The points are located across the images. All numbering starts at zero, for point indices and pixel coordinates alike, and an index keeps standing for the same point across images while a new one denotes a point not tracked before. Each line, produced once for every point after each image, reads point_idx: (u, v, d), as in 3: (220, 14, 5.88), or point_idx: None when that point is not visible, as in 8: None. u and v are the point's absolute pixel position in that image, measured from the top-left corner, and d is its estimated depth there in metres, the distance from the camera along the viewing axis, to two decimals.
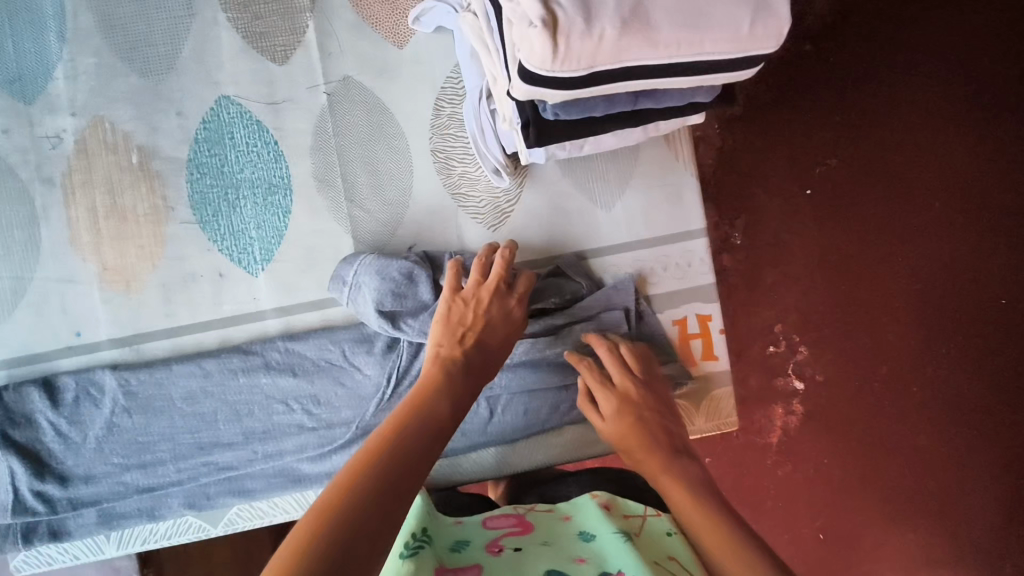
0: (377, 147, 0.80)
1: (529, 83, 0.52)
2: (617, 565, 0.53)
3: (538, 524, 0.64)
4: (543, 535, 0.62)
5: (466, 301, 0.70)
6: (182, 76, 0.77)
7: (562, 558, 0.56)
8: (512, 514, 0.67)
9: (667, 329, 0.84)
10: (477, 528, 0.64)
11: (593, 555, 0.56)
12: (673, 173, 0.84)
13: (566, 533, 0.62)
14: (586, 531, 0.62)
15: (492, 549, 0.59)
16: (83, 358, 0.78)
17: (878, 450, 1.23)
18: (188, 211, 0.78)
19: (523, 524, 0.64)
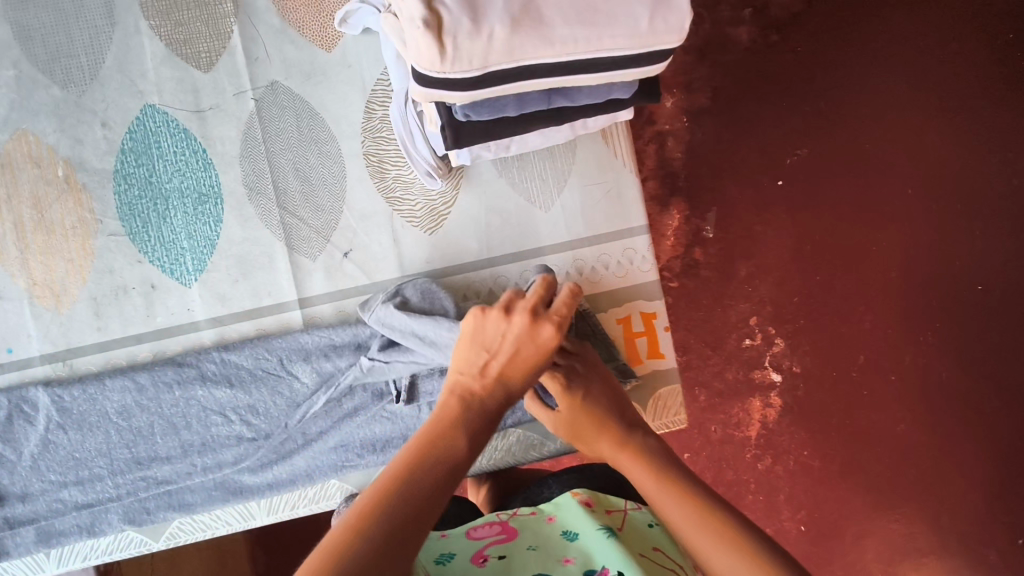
0: (306, 153, 0.80)
1: (426, 86, 0.51)
2: (604, 563, 0.51)
3: (522, 527, 0.59)
4: (529, 538, 0.57)
5: (497, 322, 0.58)
6: (105, 86, 0.78)
7: (549, 562, 0.53)
8: (491, 518, 0.62)
9: (611, 328, 0.82)
10: (458, 536, 0.58)
11: (579, 554, 0.54)
12: (611, 170, 0.83)
13: (551, 534, 0.58)
14: (569, 529, 0.58)
15: (476, 558, 0.54)
16: (15, 375, 0.77)
17: (854, 440, 1.21)
18: (117, 223, 0.77)
19: (506, 528, 0.59)
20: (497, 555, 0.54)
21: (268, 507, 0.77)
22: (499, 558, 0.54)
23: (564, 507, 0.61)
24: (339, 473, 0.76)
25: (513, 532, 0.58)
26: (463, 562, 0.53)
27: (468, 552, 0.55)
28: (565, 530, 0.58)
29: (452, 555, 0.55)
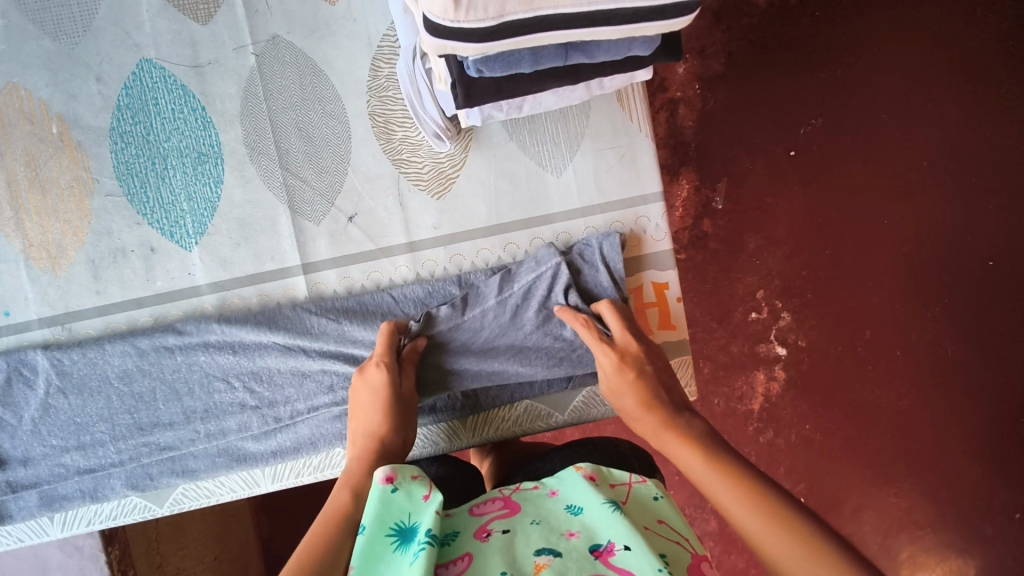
0: (310, 112, 0.76)
1: (435, 35, 0.48)
2: (609, 536, 0.48)
3: (524, 502, 0.56)
4: (533, 512, 0.54)
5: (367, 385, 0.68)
6: (99, 39, 0.74)
7: (553, 535, 0.50)
8: (496, 494, 0.59)
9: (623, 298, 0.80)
10: (461, 516, 0.55)
11: (585, 527, 0.51)
12: (626, 135, 0.80)
13: (555, 509, 0.54)
14: (573, 503, 0.55)
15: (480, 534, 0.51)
16: (13, 338, 0.75)
17: (858, 415, 1.20)
18: (114, 183, 0.75)
19: (509, 504, 0.56)
20: (500, 530, 0.51)
21: (273, 474, 0.75)
22: (503, 533, 0.50)
23: (567, 480, 0.58)
24: (344, 443, 0.75)
25: (515, 508, 0.55)
26: (467, 539, 0.50)
27: (472, 530, 0.52)
28: (568, 505, 0.55)
29: (456, 533, 0.52)
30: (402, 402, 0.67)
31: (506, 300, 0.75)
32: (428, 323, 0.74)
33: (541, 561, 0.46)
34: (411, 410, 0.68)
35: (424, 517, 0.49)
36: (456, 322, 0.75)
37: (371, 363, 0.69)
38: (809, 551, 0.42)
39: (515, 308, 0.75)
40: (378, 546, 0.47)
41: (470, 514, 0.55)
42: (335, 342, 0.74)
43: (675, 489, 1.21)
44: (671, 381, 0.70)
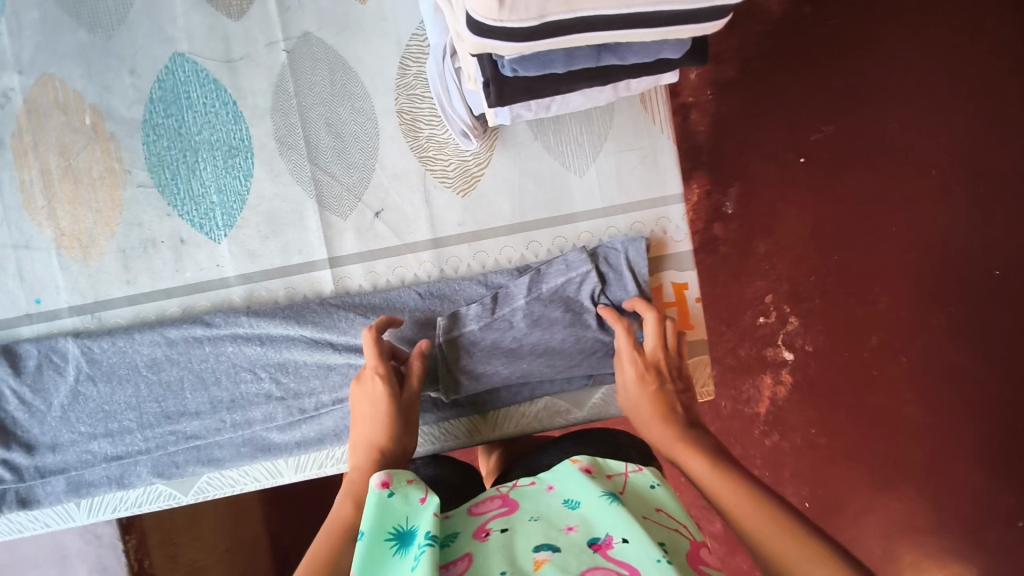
0: (339, 108, 0.77)
1: (477, 34, 0.49)
2: (607, 531, 0.49)
3: (522, 498, 0.56)
4: (530, 508, 0.54)
5: (364, 394, 0.66)
6: (134, 32, 0.75)
7: (551, 531, 0.50)
8: (494, 492, 0.59)
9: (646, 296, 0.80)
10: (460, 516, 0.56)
11: (582, 522, 0.51)
12: (648, 137, 0.81)
13: (552, 503, 0.54)
14: (570, 498, 0.55)
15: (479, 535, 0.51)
16: (43, 325, 0.76)
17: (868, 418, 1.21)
18: (146, 174, 0.76)
19: (507, 501, 0.56)
20: (499, 530, 0.52)
21: (297, 465, 0.77)
22: (502, 532, 0.51)
23: (563, 474, 0.58)
24: None
25: (514, 505, 0.55)
26: (466, 540, 0.51)
27: (470, 531, 0.52)
28: (565, 500, 0.55)
29: (454, 536, 0.52)
30: (403, 410, 0.66)
31: (534, 300, 0.77)
32: (456, 322, 0.76)
33: (540, 558, 0.46)
34: (412, 414, 0.67)
35: (421, 519, 0.47)
36: (486, 319, 0.76)
37: (369, 366, 0.67)
38: (802, 546, 0.44)
39: (541, 307, 0.77)
40: (376, 551, 0.45)
41: (469, 513, 0.56)
42: (360, 335, 0.75)
43: (682, 489, 1.22)
44: (688, 399, 0.69)
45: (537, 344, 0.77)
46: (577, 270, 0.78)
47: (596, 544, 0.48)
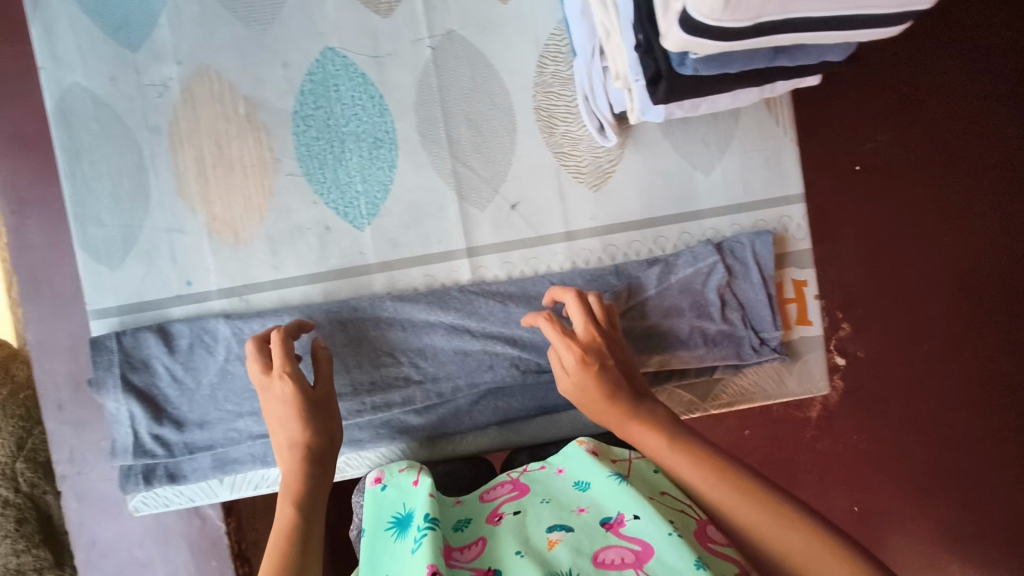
0: (480, 104, 0.80)
1: (688, 33, 0.51)
2: (619, 509, 0.51)
3: (532, 483, 0.59)
4: (543, 491, 0.57)
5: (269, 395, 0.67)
6: (286, 26, 0.78)
7: (564, 513, 0.52)
8: (505, 478, 0.63)
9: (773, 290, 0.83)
10: (474, 503, 0.60)
11: (594, 502, 0.53)
12: (772, 139, 0.84)
13: (562, 486, 0.57)
14: (580, 480, 0.58)
15: (494, 518, 0.55)
16: (194, 306, 0.79)
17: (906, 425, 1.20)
18: (295, 163, 0.79)
19: (517, 485, 0.60)
20: (512, 512, 0.55)
21: (431, 447, 0.80)
22: (514, 513, 0.54)
23: (572, 457, 0.61)
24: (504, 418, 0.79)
25: (524, 488, 0.58)
26: (480, 523, 0.55)
27: (484, 514, 0.57)
28: (575, 482, 0.58)
29: (468, 520, 0.57)
30: (317, 406, 0.68)
31: (664, 291, 0.81)
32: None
33: (553, 537, 0.49)
34: (331, 409, 0.69)
35: (417, 505, 0.58)
36: (619, 308, 0.81)
37: (253, 369, 0.68)
38: (797, 530, 0.45)
39: (670, 299, 0.82)
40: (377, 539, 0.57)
41: (481, 499, 0.60)
42: (500, 324, 0.79)
43: None
44: (634, 371, 0.64)
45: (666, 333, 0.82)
46: (704, 265, 0.81)
47: (608, 523, 0.50)
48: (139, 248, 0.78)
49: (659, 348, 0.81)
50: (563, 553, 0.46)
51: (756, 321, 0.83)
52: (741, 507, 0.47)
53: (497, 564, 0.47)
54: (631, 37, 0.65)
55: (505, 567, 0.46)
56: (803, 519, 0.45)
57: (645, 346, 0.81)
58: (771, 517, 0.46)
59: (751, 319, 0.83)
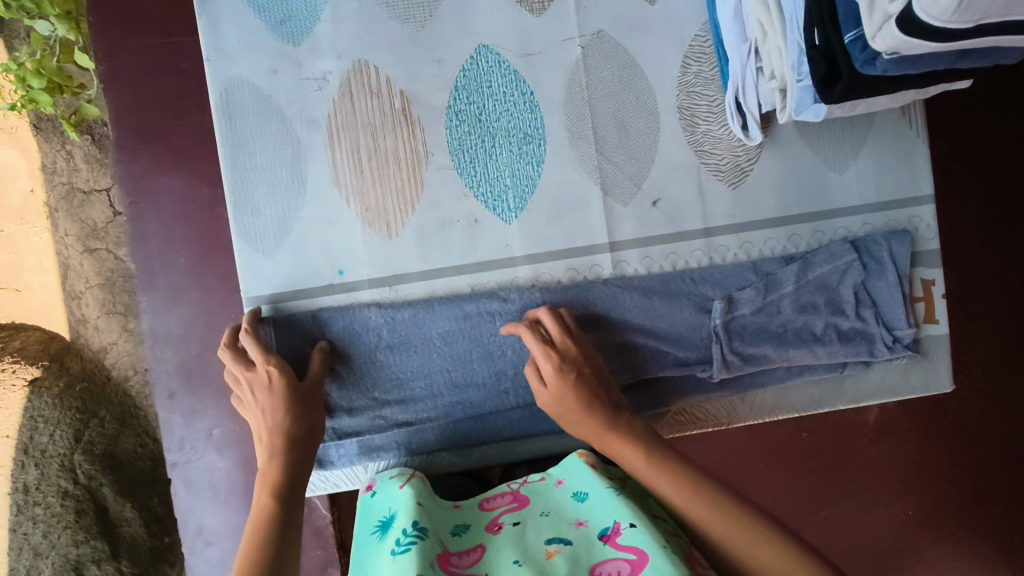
0: (625, 103, 0.82)
1: (904, 33, 0.53)
2: (613, 519, 0.59)
3: (533, 496, 0.69)
4: (540, 506, 0.66)
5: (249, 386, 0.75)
6: (442, 24, 0.80)
7: (562, 525, 0.61)
8: (506, 490, 0.72)
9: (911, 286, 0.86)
10: (476, 509, 0.70)
11: (590, 516, 0.61)
12: (905, 140, 0.86)
13: (562, 497, 0.67)
14: (579, 491, 0.67)
15: (494, 526, 0.64)
16: (344, 296, 0.81)
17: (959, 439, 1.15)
18: (446, 157, 0.80)
19: (517, 497, 0.70)
20: (511, 522, 0.64)
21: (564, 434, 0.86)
22: (514, 524, 0.63)
23: (570, 470, 0.71)
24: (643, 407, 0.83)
25: (524, 501, 0.68)
26: (481, 531, 0.64)
27: (486, 521, 0.66)
28: (576, 493, 0.67)
29: (469, 525, 0.66)
30: (298, 397, 0.75)
31: (801, 287, 0.83)
32: (730, 306, 0.82)
33: (552, 548, 0.56)
34: (312, 400, 0.76)
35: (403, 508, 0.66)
36: (757, 304, 0.82)
37: (259, 366, 0.75)
38: (757, 534, 0.55)
39: (808, 296, 0.83)
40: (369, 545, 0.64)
41: (483, 508, 0.70)
42: (641, 317, 0.82)
43: None
44: (606, 383, 0.75)
45: (802, 328, 0.84)
46: (841, 261, 0.83)
47: (606, 533, 0.58)
48: (293, 238, 0.79)
49: (795, 343, 0.84)
50: (562, 564, 0.54)
51: (891, 317, 0.85)
52: (713, 517, 0.57)
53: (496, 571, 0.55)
54: (800, 38, 0.67)
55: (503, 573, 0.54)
56: (777, 538, 0.54)
57: (783, 339, 0.83)
58: (730, 523, 0.56)
59: (883, 317, 0.85)
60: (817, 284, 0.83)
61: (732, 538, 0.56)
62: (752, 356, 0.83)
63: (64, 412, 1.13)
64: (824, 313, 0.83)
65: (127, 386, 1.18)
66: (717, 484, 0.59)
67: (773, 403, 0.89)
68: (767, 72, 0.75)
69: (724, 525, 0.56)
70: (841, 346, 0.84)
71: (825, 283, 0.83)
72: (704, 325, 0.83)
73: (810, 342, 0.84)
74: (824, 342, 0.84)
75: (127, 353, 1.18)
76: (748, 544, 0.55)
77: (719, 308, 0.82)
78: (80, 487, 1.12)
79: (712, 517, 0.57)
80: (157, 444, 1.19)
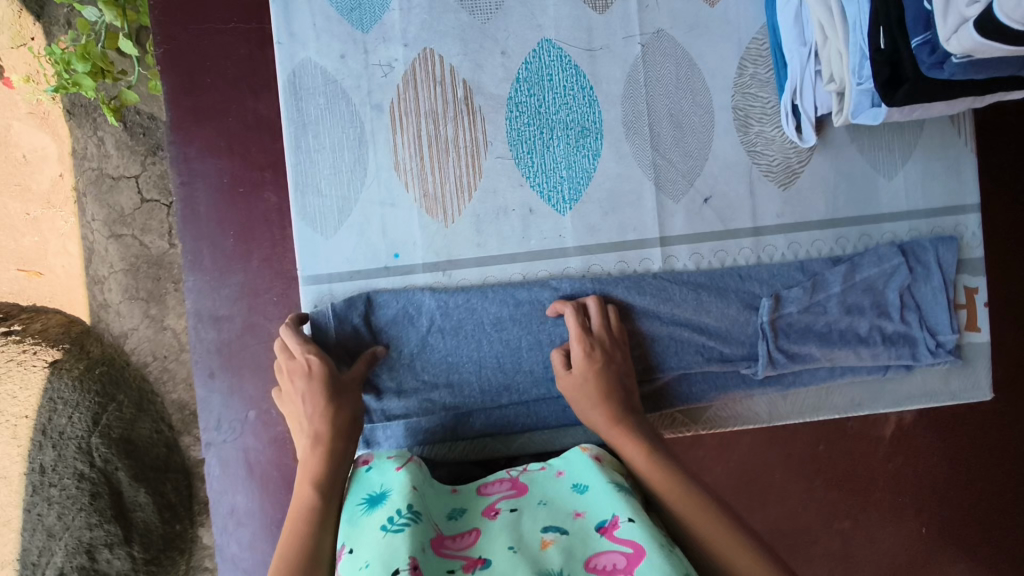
0: (682, 100, 0.84)
1: (982, 36, 0.55)
2: (612, 512, 0.55)
3: (531, 484, 0.64)
4: (539, 494, 0.62)
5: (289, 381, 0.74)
6: (508, 17, 0.82)
7: (559, 516, 0.57)
8: (504, 476, 0.67)
9: (959, 292, 0.88)
10: (471, 494, 0.65)
11: (588, 507, 0.58)
12: (953, 150, 0.88)
13: (562, 488, 0.62)
14: (578, 482, 0.63)
15: (489, 511, 0.60)
16: (399, 279, 0.82)
17: (1002, 466, 1.06)
18: (505, 146, 0.82)
19: (516, 485, 0.65)
20: (508, 509, 0.59)
21: None
22: (510, 511, 0.59)
23: (573, 462, 0.66)
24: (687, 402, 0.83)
25: (523, 489, 0.63)
26: (475, 516, 0.59)
27: (480, 507, 0.62)
28: (575, 484, 0.63)
29: (464, 510, 0.61)
30: (337, 389, 0.74)
31: (848, 289, 0.84)
32: (778, 304, 0.83)
33: (547, 537, 0.53)
34: (352, 393, 0.75)
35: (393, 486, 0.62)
36: (804, 303, 0.83)
37: (297, 359, 0.74)
38: (737, 541, 0.54)
39: (855, 298, 0.84)
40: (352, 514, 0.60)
41: (479, 492, 0.65)
42: (692, 312, 0.82)
43: None
44: (629, 380, 0.76)
45: (848, 329, 0.84)
46: (889, 265, 0.84)
47: (603, 525, 0.54)
48: (353, 219, 0.81)
49: (842, 343, 0.84)
50: (556, 555, 0.50)
51: (936, 321, 0.86)
52: (698, 519, 0.56)
53: (490, 553, 0.51)
54: (864, 42, 0.68)
55: (496, 559, 0.50)
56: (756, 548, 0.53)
57: (828, 340, 0.84)
58: (714, 526, 0.55)
59: (926, 320, 0.86)
60: (863, 285, 0.84)
61: (714, 540, 0.54)
62: (797, 355, 0.84)
63: (83, 394, 1.11)
64: (871, 315, 0.84)
65: (146, 371, 1.17)
66: (707, 492, 0.59)
67: (812, 407, 0.88)
68: (825, 75, 0.77)
69: (707, 527, 0.55)
70: (886, 348, 0.85)
71: (873, 285, 0.84)
72: (752, 323, 0.83)
73: (856, 344, 0.84)
74: (869, 345, 0.84)
75: (147, 339, 1.17)
76: (726, 546, 0.53)
77: (767, 306, 0.82)
78: (94, 470, 1.09)
79: (695, 516, 0.56)
80: (174, 430, 1.17)
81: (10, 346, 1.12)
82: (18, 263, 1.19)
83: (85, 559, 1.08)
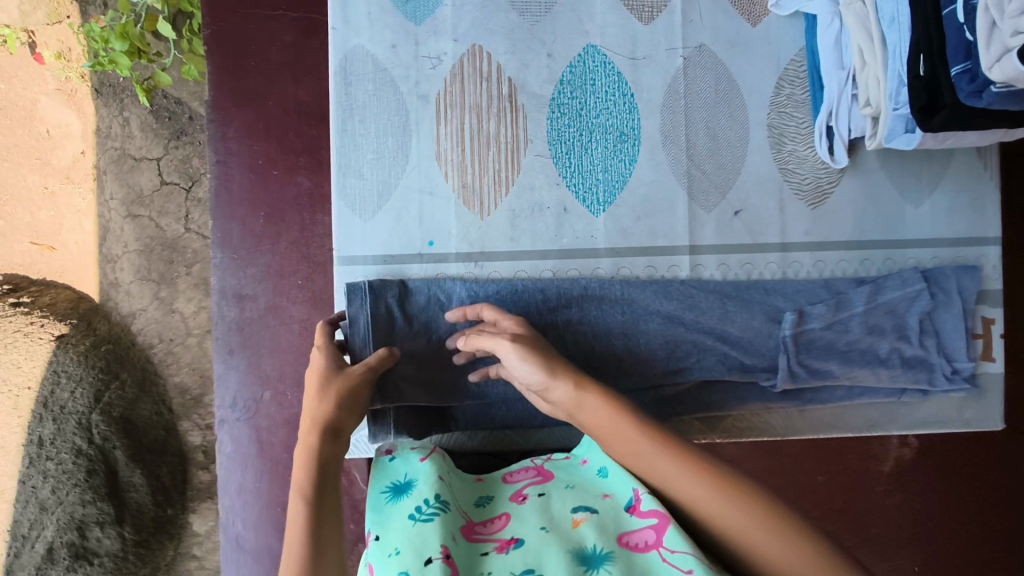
0: (719, 114, 0.86)
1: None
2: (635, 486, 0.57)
3: (556, 471, 0.65)
4: (566, 479, 0.63)
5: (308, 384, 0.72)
6: (557, 20, 0.84)
7: (587, 497, 0.58)
8: (528, 464, 0.68)
9: (976, 322, 0.89)
10: (497, 482, 0.66)
11: (614, 488, 0.59)
12: (979, 182, 0.90)
13: (586, 473, 0.63)
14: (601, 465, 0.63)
15: (517, 497, 0.61)
16: (431, 266, 0.83)
17: (1009, 505, 1.06)
18: (545, 145, 0.84)
19: (541, 472, 0.65)
20: (535, 494, 0.60)
21: None
22: (538, 496, 0.59)
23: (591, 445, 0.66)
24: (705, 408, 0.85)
25: (547, 474, 0.64)
26: (504, 502, 0.61)
27: (508, 494, 0.62)
28: (598, 467, 0.63)
29: (491, 497, 0.62)
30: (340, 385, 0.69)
31: (870, 310, 0.84)
32: (802, 319, 0.83)
33: (578, 518, 0.55)
34: (356, 387, 0.70)
35: (419, 474, 0.62)
36: (828, 320, 0.84)
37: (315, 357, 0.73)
38: (777, 529, 0.50)
39: (877, 319, 0.85)
40: (379, 500, 0.60)
41: (505, 480, 0.65)
42: (717, 321, 0.83)
43: None
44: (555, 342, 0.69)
45: (869, 349, 0.85)
46: (913, 289, 0.85)
47: (631, 504, 0.56)
48: (391, 204, 0.83)
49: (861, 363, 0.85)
50: (589, 534, 0.53)
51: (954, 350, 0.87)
52: (724, 507, 0.51)
53: (521, 535, 0.54)
54: (903, 68, 0.71)
55: (529, 539, 0.53)
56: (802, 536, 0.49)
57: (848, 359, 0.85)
58: (746, 513, 0.50)
59: (943, 347, 0.87)
60: (887, 307, 0.85)
61: (748, 532, 0.50)
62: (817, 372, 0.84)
63: (87, 370, 1.11)
64: (891, 337, 0.85)
65: (150, 353, 1.17)
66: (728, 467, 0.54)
67: (824, 424, 0.90)
68: (863, 99, 0.79)
69: (739, 517, 0.51)
70: (903, 371, 0.86)
71: (895, 307, 0.85)
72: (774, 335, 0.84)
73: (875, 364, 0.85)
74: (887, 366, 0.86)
75: (154, 322, 1.16)
76: (765, 540, 0.50)
77: (791, 320, 0.83)
78: (93, 447, 1.09)
79: (722, 505, 0.51)
80: (174, 414, 1.17)
81: (18, 319, 1.13)
82: (31, 235, 1.20)
83: (75, 536, 1.08)
